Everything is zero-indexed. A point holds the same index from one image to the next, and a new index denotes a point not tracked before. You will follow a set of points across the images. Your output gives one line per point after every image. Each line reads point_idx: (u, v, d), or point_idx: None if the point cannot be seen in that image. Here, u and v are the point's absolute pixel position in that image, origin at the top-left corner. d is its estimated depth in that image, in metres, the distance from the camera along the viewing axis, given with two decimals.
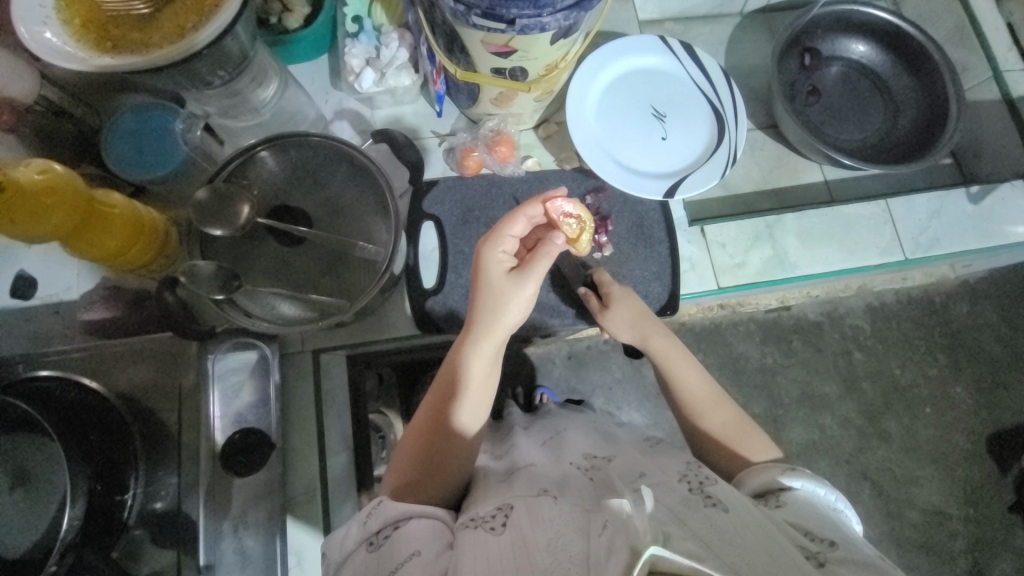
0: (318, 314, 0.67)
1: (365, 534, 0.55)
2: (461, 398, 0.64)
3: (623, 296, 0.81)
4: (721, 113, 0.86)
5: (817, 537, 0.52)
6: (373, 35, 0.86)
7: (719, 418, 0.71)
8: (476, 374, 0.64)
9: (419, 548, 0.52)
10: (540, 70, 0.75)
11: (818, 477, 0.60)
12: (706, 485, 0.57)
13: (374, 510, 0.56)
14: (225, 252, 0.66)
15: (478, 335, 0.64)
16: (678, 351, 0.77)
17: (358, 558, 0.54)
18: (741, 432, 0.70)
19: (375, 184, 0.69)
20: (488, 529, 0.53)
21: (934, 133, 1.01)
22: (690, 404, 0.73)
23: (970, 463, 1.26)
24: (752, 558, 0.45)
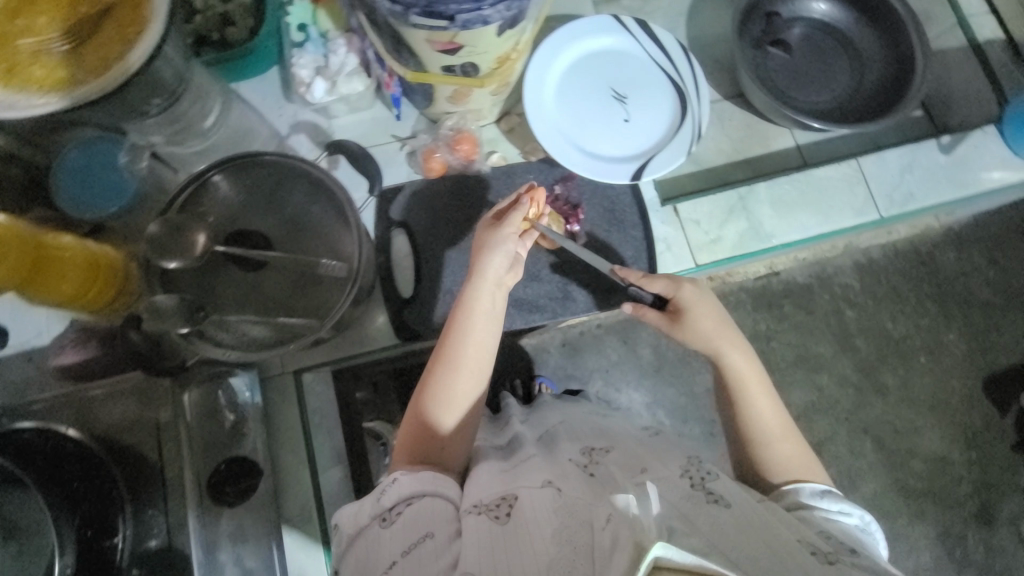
0: (288, 336, 0.66)
1: (377, 510, 0.56)
2: (467, 376, 0.65)
3: (706, 303, 0.74)
4: (682, 89, 0.85)
5: (836, 545, 0.52)
6: (319, 42, 0.84)
7: (784, 448, 0.67)
8: (474, 338, 0.66)
9: (432, 532, 0.53)
10: (491, 64, 0.73)
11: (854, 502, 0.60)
12: (708, 480, 0.56)
13: (387, 488, 0.57)
14: (188, 284, 0.64)
15: (473, 299, 0.67)
16: (751, 371, 0.71)
17: (371, 532, 0.55)
18: (801, 463, 0.66)
19: (332, 197, 0.68)
20: (493, 518, 0.53)
21: (902, 86, 1.00)
22: (756, 427, 0.69)
23: (969, 408, 1.28)
24: (756, 555, 0.45)
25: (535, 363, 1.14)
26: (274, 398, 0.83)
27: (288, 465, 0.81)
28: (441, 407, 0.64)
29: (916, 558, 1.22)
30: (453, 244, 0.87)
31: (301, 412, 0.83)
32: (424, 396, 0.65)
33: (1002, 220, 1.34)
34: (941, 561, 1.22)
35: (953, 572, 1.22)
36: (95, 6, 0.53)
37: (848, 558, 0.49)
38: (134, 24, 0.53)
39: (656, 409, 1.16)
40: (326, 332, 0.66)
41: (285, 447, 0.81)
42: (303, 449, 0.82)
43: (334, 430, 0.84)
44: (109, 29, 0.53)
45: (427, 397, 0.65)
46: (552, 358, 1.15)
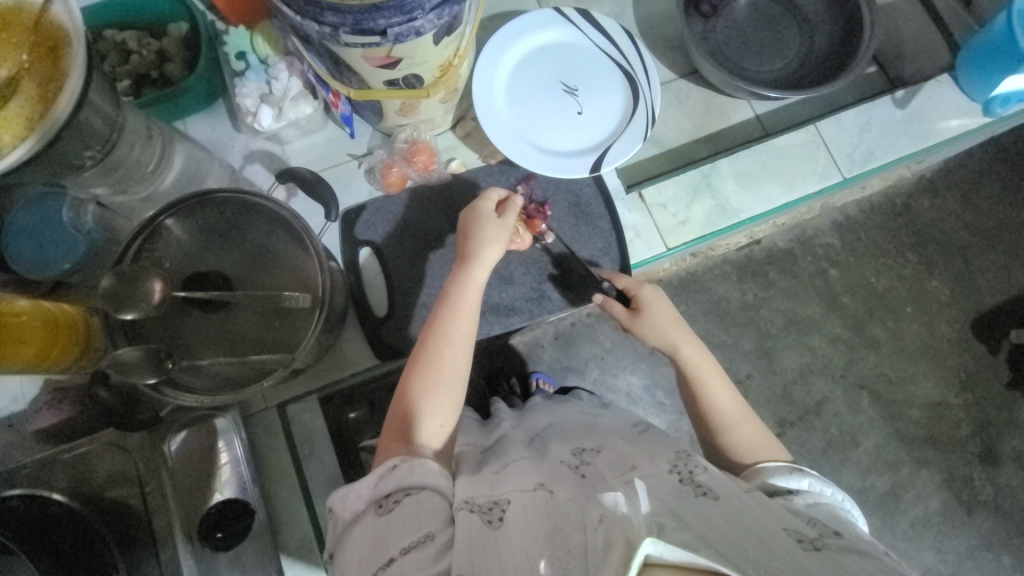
0: (263, 375, 0.64)
1: (376, 497, 0.55)
2: (459, 359, 0.67)
3: (654, 300, 0.79)
4: (632, 75, 0.84)
5: (822, 529, 0.54)
6: (260, 69, 0.82)
7: (747, 433, 0.71)
8: (463, 312, 0.69)
9: (432, 532, 0.50)
10: (434, 72, 0.71)
11: (822, 478, 0.62)
12: (696, 474, 0.56)
13: (386, 474, 0.56)
14: (154, 335, 0.64)
15: (462, 276, 0.70)
16: (706, 362, 0.75)
17: (368, 521, 0.53)
18: (758, 440, 0.70)
19: (288, 226, 0.67)
20: (485, 521, 0.51)
21: (852, 45, 1.00)
22: (718, 416, 0.72)
23: (960, 351, 1.30)
24: (747, 547, 0.45)
25: (528, 361, 1.13)
26: (262, 433, 0.82)
27: (285, 500, 0.80)
28: (435, 389, 0.65)
29: (924, 504, 1.24)
30: (424, 256, 0.87)
31: (291, 444, 0.82)
32: (419, 375, 0.65)
33: (971, 163, 1.35)
34: (950, 505, 1.24)
35: (963, 514, 1.24)
36: (14, 69, 0.52)
37: (833, 542, 0.50)
38: (51, 80, 0.52)
39: (654, 391, 1.16)
40: (299, 364, 0.65)
41: (279, 482, 0.81)
42: (298, 481, 0.81)
43: (328, 458, 0.83)
44: (29, 87, 0.52)
45: (421, 381, 0.65)
46: (546, 352, 1.14)
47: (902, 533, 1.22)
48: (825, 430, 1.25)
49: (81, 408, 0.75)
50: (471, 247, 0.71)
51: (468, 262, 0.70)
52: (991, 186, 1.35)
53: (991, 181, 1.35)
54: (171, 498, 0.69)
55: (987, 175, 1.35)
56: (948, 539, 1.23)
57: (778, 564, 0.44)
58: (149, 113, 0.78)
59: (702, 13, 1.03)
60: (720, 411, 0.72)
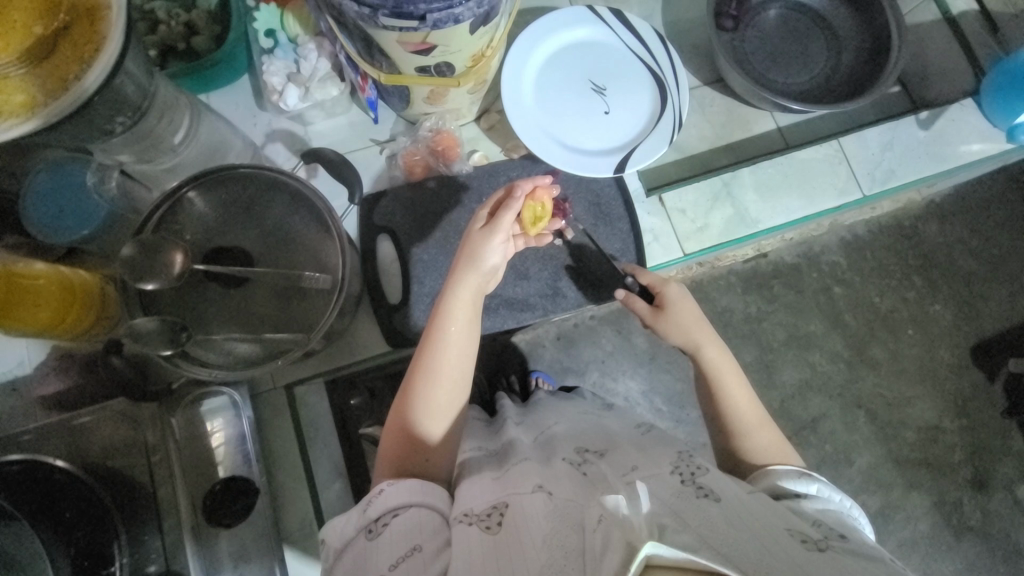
0: (278, 354, 0.64)
1: (364, 522, 0.55)
2: (448, 383, 0.65)
3: (682, 299, 0.79)
4: (661, 79, 0.84)
5: (827, 531, 0.54)
6: (289, 48, 0.82)
7: (764, 438, 0.71)
8: (459, 319, 0.66)
9: (419, 544, 0.52)
10: (466, 62, 0.71)
11: (832, 485, 0.63)
12: (697, 475, 0.55)
13: (374, 499, 0.57)
14: (171, 307, 0.63)
15: (458, 279, 0.67)
16: (727, 363, 0.76)
17: (359, 544, 0.55)
18: (773, 446, 0.70)
19: (311, 206, 0.66)
20: (483, 529, 0.51)
21: (878, 63, 1.00)
22: (736, 417, 0.72)
23: (958, 376, 1.30)
24: (750, 547, 0.44)
25: (529, 360, 1.13)
26: (268, 413, 0.82)
27: (285, 483, 0.80)
28: (424, 414, 0.64)
29: (913, 526, 1.24)
30: (441, 246, 0.86)
31: (295, 426, 0.82)
32: (415, 384, 0.65)
33: (983, 190, 1.35)
34: (939, 528, 1.25)
35: (950, 538, 1.25)
36: (51, 28, 0.51)
37: (838, 544, 0.50)
38: (90, 42, 0.51)
39: (652, 397, 1.17)
40: (314, 344, 0.65)
41: (280, 465, 0.80)
42: (300, 465, 0.81)
43: (330, 443, 0.83)
44: (64, 48, 0.51)
45: (409, 406, 0.64)
46: (548, 351, 1.14)
47: (889, 554, 1.22)
48: (820, 446, 1.25)
49: (90, 377, 0.75)
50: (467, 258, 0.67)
51: (462, 266, 0.66)
52: (1001, 215, 1.35)
53: (1001, 210, 1.35)
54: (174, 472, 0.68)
55: (998, 204, 1.35)
56: (934, 562, 1.24)
57: (779, 564, 0.43)
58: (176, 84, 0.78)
59: (724, 28, 1.01)
60: (739, 413, 0.72)
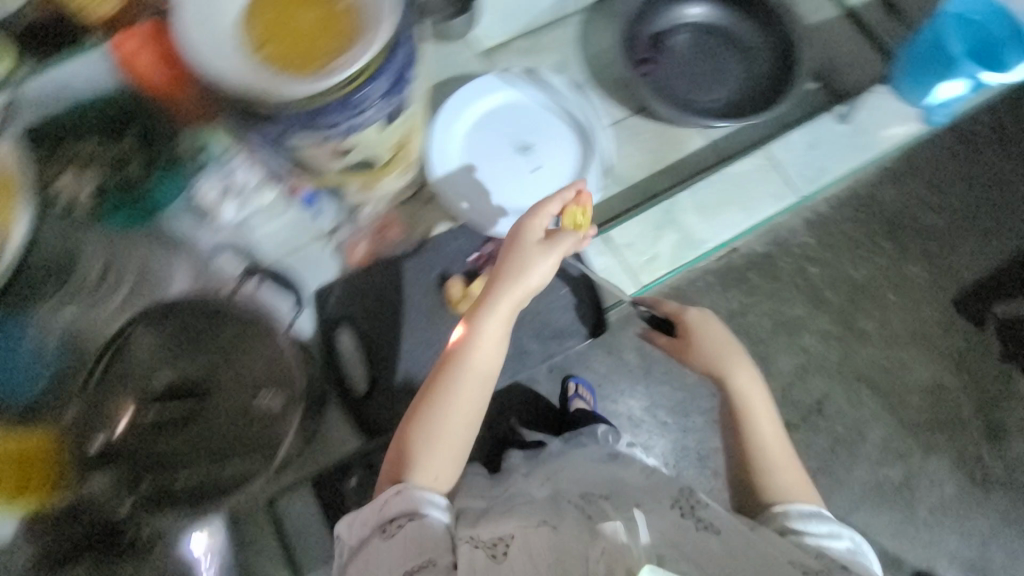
0: (245, 482, 0.63)
1: (379, 521, 0.59)
2: (467, 408, 0.64)
3: (708, 324, 0.84)
4: (582, 127, 0.87)
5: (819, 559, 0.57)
6: (215, 161, 0.82)
7: (788, 474, 0.72)
8: (490, 334, 0.65)
9: (432, 559, 0.55)
10: (388, 152, 0.74)
11: (841, 522, 0.65)
12: (698, 507, 0.57)
13: (390, 498, 0.59)
14: (131, 454, 0.63)
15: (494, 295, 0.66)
16: (758, 397, 0.78)
17: (374, 544, 0.58)
18: (791, 482, 0.72)
19: (251, 326, 0.66)
20: (489, 556, 0.54)
21: (788, 67, 1.05)
22: (762, 450, 0.74)
23: (952, 332, 1.33)
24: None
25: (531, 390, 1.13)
26: (256, 530, 0.81)
27: None
28: (439, 431, 0.63)
29: (938, 492, 1.26)
30: (396, 328, 0.86)
31: (284, 535, 0.83)
32: (452, 397, 0.64)
33: (925, 150, 1.39)
34: (962, 491, 1.26)
35: (976, 496, 1.26)
36: None
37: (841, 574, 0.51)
38: None
39: (655, 412, 1.17)
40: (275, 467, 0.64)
41: None
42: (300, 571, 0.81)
43: None
44: None
45: (421, 426, 0.63)
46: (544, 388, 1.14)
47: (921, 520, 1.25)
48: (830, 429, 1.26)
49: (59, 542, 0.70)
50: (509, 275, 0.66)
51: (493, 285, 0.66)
52: (950, 167, 1.39)
53: (947, 165, 1.39)
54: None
55: (940, 159, 1.39)
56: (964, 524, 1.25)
57: None
58: (105, 223, 0.76)
59: (643, 71, 1.08)
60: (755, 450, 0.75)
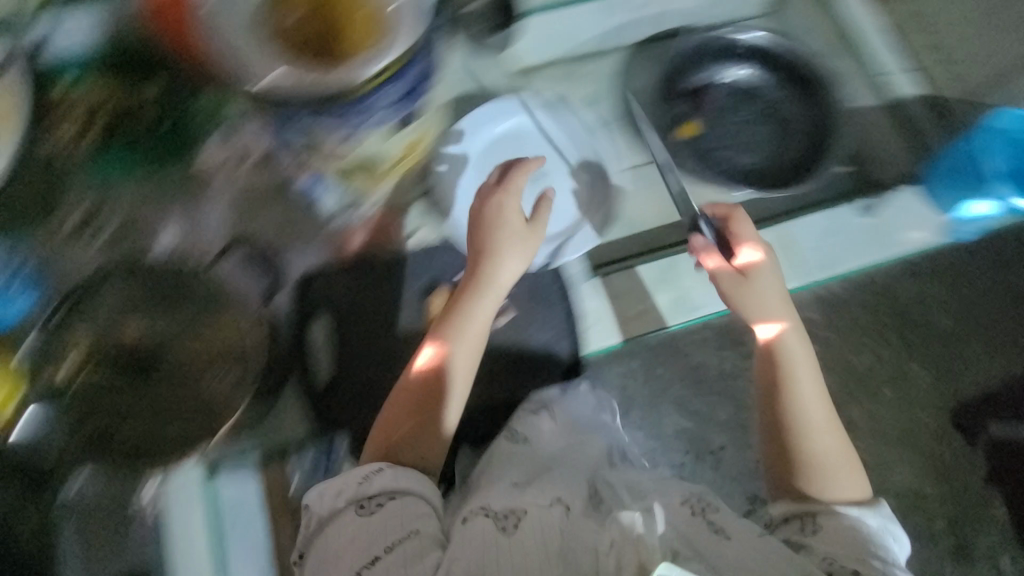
0: (184, 446, 0.77)
1: (357, 499, 0.75)
2: (434, 406, 0.83)
3: (773, 284, 0.89)
4: (583, 163, 1.02)
5: (840, 566, 0.72)
6: (222, 127, 0.86)
7: (823, 442, 0.84)
8: (472, 323, 0.84)
9: (415, 530, 0.72)
10: (397, 150, 0.93)
11: (871, 512, 0.79)
12: (708, 510, 0.75)
13: (366, 479, 0.76)
14: (81, 398, 0.77)
15: (468, 291, 0.85)
16: (802, 355, 0.88)
17: (346, 517, 0.73)
18: (836, 452, 0.85)
19: (246, 309, 0.81)
20: (359, 511, 0.74)
21: (822, 145, 1.03)
22: (812, 400, 0.86)
23: (938, 443, 1.04)
24: (774, 557, 0.70)
25: None
26: (193, 489, 0.81)
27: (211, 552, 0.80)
28: (461, 337, 0.84)
29: None
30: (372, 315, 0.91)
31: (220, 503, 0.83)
32: (398, 420, 0.82)
33: None
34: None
35: None
36: None
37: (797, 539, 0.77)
38: None
39: None
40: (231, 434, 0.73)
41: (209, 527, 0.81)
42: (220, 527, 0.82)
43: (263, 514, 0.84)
44: None
45: (409, 389, 0.83)
46: None
47: None
48: None
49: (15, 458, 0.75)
50: (480, 273, 0.85)
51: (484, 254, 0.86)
52: None
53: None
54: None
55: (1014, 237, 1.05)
56: None
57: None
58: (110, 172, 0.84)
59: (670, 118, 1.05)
60: (807, 400, 0.85)
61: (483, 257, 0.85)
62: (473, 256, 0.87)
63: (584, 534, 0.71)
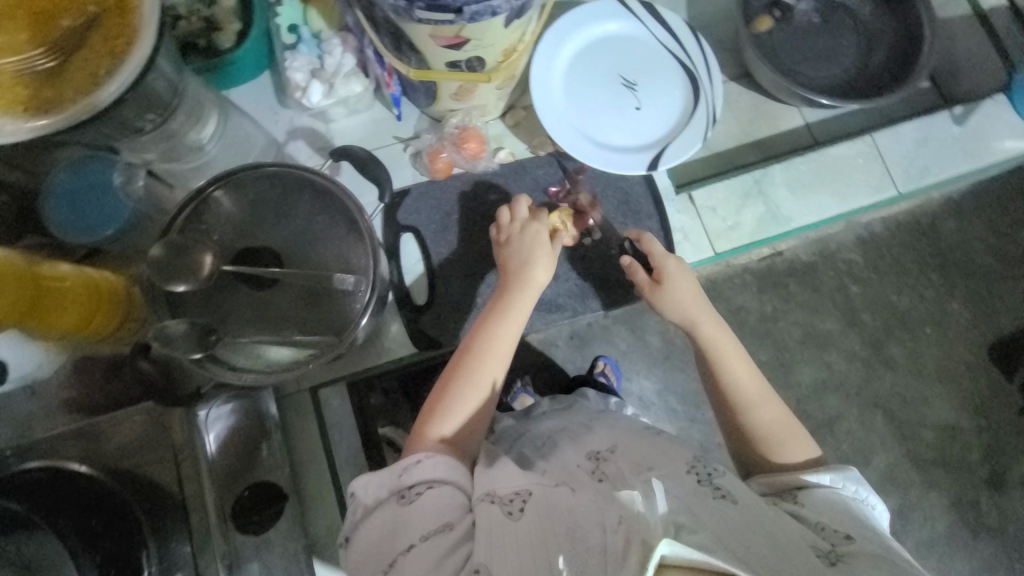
0: (306, 355, 0.63)
1: (398, 487, 0.57)
2: (479, 411, 0.66)
3: (684, 279, 0.77)
4: (692, 73, 0.83)
5: (831, 534, 0.53)
6: (313, 43, 0.80)
7: (771, 413, 0.70)
8: (496, 348, 0.69)
9: (450, 523, 0.54)
10: (498, 57, 0.69)
11: (842, 473, 0.62)
12: (714, 476, 0.56)
13: (409, 468, 0.58)
14: (195, 308, 0.62)
15: (510, 294, 0.72)
16: (730, 352, 0.74)
17: (387, 509, 0.56)
18: (792, 436, 0.69)
19: (341, 208, 0.65)
20: (399, 500, 0.56)
21: (909, 58, 0.95)
22: (738, 400, 0.71)
23: (976, 375, 1.14)
24: (763, 551, 0.46)
25: (544, 359, 1.03)
26: (295, 417, 0.81)
27: (311, 476, 0.80)
28: (475, 370, 0.67)
29: (930, 526, 1.09)
30: (450, 237, 0.87)
31: (320, 428, 0.81)
32: (448, 403, 0.66)
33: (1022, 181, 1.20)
34: (992, 560, 1.09)
35: (967, 538, 1.09)
36: (79, 21, 0.51)
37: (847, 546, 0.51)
38: (122, 35, 0.50)
39: (666, 397, 1.05)
40: (345, 347, 0.64)
41: (303, 450, 0.80)
42: (321, 450, 0.81)
43: (352, 442, 0.82)
44: (95, 43, 0.51)
45: (454, 373, 0.68)
46: (562, 352, 1.04)
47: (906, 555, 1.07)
48: (837, 445, 1.10)
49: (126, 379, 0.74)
50: (513, 273, 0.74)
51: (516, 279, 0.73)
52: None
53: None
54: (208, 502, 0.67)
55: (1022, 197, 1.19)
56: (952, 564, 1.08)
57: (794, 569, 0.45)
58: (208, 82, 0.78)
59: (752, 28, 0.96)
60: (732, 398, 0.71)
61: (513, 288, 0.73)
62: (506, 256, 0.76)
63: (589, 507, 0.52)
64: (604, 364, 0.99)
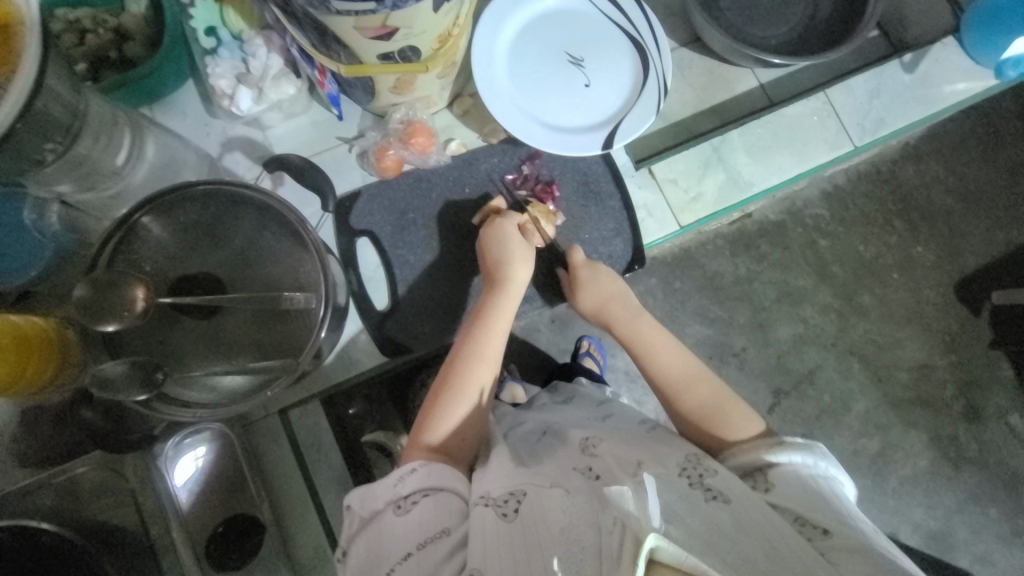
0: (262, 381, 0.59)
1: (394, 497, 0.56)
2: (471, 415, 0.65)
3: (602, 277, 0.80)
4: (639, 43, 0.80)
5: (809, 529, 0.52)
6: (234, 45, 0.74)
7: (700, 393, 0.69)
8: (487, 353, 0.68)
9: (447, 529, 0.53)
10: (432, 44, 0.65)
11: (810, 452, 0.59)
12: (705, 477, 0.55)
13: (405, 477, 0.57)
14: (139, 345, 0.58)
15: (496, 299, 0.72)
16: (651, 334, 0.74)
17: (385, 519, 0.55)
18: (731, 412, 0.67)
19: (281, 222, 0.61)
20: (397, 509, 0.55)
21: (857, 8, 0.93)
22: (667, 384, 0.70)
23: (945, 314, 1.17)
24: (751, 555, 0.45)
25: (524, 348, 1.02)
26: (266, 442, 0.77)
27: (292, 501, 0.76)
28: (467, 378, 0.66)
29: (914, 464, 1.13)
30: (410, 237, 0.84)
31: (295, 450, 0.78)
32: (440, 412, 0.64)
33: (974, 120, 1.21)
34: (975, 489, 1.14)
35: (949, 471, 1.14)
36: None
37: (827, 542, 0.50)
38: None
39: None
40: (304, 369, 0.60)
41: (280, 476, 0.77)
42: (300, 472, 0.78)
43: (332, 460, 0.79)
44: None
45: (445, 383, 0.66)
46: (544, 337, 1.02)
47: (892, 494, 1.11)
48: (818, 397, 1.12)
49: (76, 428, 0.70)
50: (498, 275, 0.73)
51: (502, 284, 0.72)
52: (1007, 139, 1.21)
53: (1011, 119, 1.22)
54: (182, 544, 0.65)
55: (974, 137, 1.21)
56: (937, 497, 1.13)
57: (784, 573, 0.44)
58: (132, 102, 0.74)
59: None
60: (665, 382, 0.70)
61: (498, 291, 0.72)
62: (487, 257, 0.76)
63: (581, 508, 0.50)
64: (591, 344, 0.99)
